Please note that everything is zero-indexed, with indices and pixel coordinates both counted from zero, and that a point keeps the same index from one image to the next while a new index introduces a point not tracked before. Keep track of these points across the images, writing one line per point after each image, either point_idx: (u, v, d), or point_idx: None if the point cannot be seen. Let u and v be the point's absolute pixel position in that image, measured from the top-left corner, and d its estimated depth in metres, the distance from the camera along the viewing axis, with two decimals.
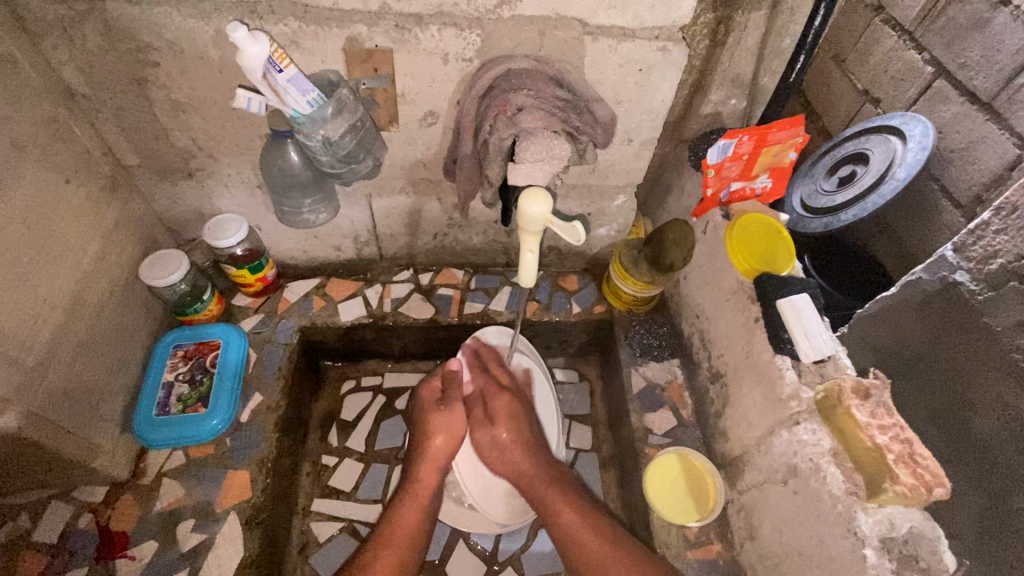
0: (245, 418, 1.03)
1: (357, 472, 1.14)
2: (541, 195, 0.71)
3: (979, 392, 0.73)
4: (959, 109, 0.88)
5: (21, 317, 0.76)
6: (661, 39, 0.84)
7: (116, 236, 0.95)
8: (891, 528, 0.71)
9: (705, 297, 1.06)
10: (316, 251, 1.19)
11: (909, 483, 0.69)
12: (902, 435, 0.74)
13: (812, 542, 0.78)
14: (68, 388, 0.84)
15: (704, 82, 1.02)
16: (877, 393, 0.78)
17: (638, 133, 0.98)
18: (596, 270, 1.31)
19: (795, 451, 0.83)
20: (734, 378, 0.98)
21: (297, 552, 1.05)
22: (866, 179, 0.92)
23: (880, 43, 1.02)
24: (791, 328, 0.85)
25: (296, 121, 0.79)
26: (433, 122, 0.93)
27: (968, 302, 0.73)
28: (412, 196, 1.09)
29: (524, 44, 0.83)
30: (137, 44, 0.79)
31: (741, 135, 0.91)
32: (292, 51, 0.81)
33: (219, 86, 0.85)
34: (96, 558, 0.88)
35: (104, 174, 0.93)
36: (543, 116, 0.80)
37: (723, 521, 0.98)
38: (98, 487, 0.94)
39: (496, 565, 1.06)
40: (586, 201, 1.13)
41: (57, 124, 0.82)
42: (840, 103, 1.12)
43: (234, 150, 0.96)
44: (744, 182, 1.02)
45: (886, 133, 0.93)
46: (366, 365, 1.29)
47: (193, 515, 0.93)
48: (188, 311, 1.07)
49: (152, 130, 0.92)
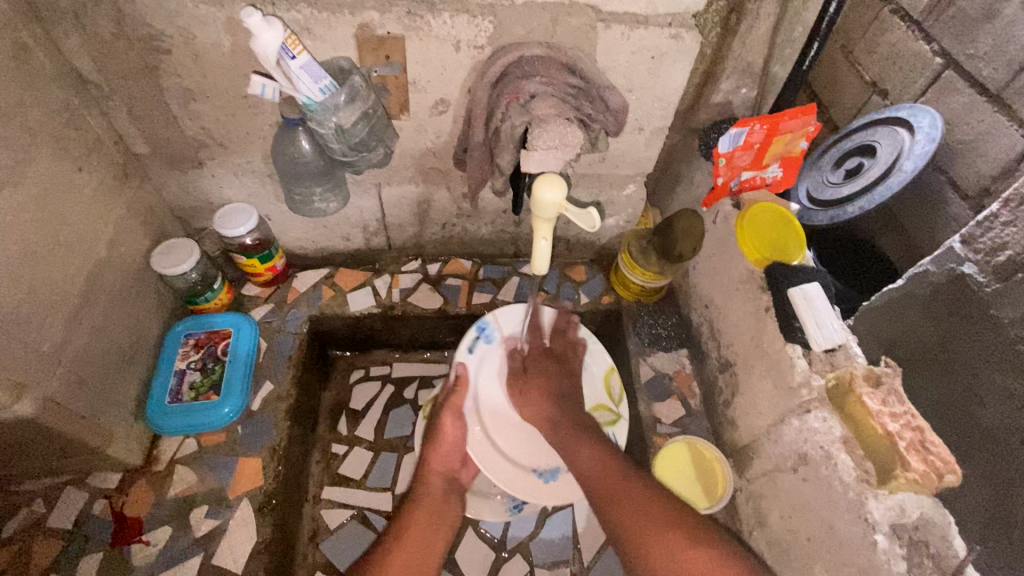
0: (255, 407, 1.03)
1: (366, 460, 1.14)
2: (553, 181, 0.70)
3: (984, 383, 0.73)
4: (968, 99, 0.88)
5: (37, 305, 0.76)
6: (673, 27, 0.84)
7: (127, 225, 0.96)
8: (901, 514, 0.71)
9: (714, 287, 1.07)
10: (325, 241, 1.20)
11: (921, 469, 0.69)
12: (914, 423, 0.74)
13: (822, 529, 0.78)
14: (83, 375, 0.85)
15: (715, 71, 1.01)
16: (889, 380, 0.78)
17: (649, 122, 0.98)
18: (604, 260, 1.31)
19: (806, 439, 0.83)
20: (743, 367, 0.98)
21: (308, 538, 1.06)
22: (873, 171, 0.92)
23: (889, 33, 1.01)
24: (802, 317, 0.84)
25: (308, 109, 0.79)
26: (443, 110, 0.93)
27: (977, 293, 0.73)
28: (421, 185, 1.09)
29: (536, 32, 0.83)
30: (149, 31, 0.79)
31: (753, 123, 0.91)
32: (303, 38, 0.81)
33: (231, 74, 0.86)
34: (111, 544, 0.89)
35: (115, 162, 0.93)
36: (555, 103, 0.79)
37: (731, 510, 0.98)
38: (112, 474, 0.95)
39: (505, 553, 1.07)
40: (596, 190, 1.13)
41: (69, 111, 0.82)
42: (848, 93, 1.11)
43: (244, 138, 0.96)
44: (755, 171, 1.01)
45: (893, 126, 0.92)
46: (374, 355, 1.29)
47: (206, 501, 0.94)
48: (199, 299, 1.07)
49: (163, 118, 0.92)
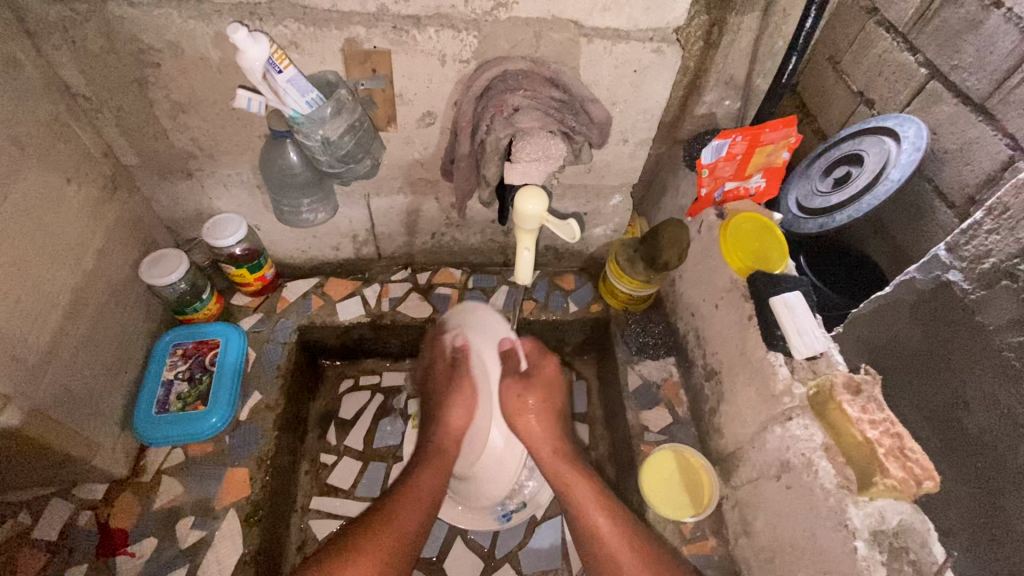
0: (244, 417, 1.04)
1: (355, 470, 1.14)
2: (535, 193, 0.72)
3: (972, 389, 0.73)
4: (953, 109, 0.89)
5: (23, 316, 0.76)
6: (655, 41, 0.85)
7: (115, 236, 0.96)
8: (881, 521, 0.72)
9: (700, 296, 1.08)
10: (315, 251, 1.20)
11: (898, 475, 0.70)
12: (893, 430, 0.75)
13: (805, 535, 0.79)
14: (68, 385, 0.85)
15: (699, 83, 1.03)
16: (868, 389, 0.79)
17: (633, 134, 0.99)
18: (593, 269, 1.32)
19: (787, 446, 0.84)
20: (728, 376, 0.99)
21: (296, 549, 1.06)
22: (860, 180, 0.93)
23: (874, 44, 1.02)
24: (784, 324, 0.86)
25: (294, 121, 0.81)
26: (430, 122, 0.95)
27: (962, 300, 0.73)
28: (410, 196, 1.10)
29: (520, 45, 0.84)
30: (138, 45, 0.80)
31: (734, 134, 0.92)
32: (290, 52, 0.82)
33: (219, 87, 0.87)
34: (96, 555, 0.89)
35: (104, 173, 0.93)
36: (538, 116, 0.81)
37: (718, 517, 0.99)
38: (98, 485, 0.95)
39: (493, 563, 1.07)
40: (582, 200, 1.14)
41: (57, 123, 0.83)
42: (834, 103, 1.13)
43: (233, 149, 0.97)
44: (738, 181, 1.03)
45: (879, 135, 0.94)
46: (364, 364, 1.30)
47: (193, 512, 0.94)
48: (188, 310, 1.07)
49: (153, 130, 0.93)
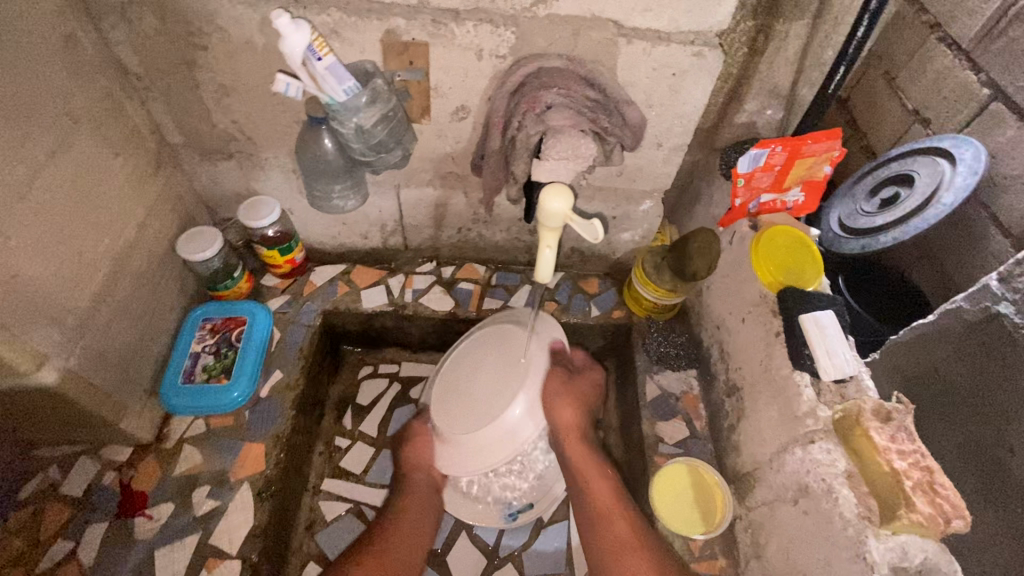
0: (264, 393, 1.06)
1: (367, 457, 1.16)
2: (561, 191, 0.72)
3: (1016, 431, 0.69)
4: (1016, 133, 0.84)
5: (64, 280, 0.80)
6: (696, 45, 0.84)
7: (157, 211, 1.00)
8: (903, 557, 0.68)
9: (726, 310, 1.05)
10: (344, 238, 1.22)
11: (926, 511, 0.67)
12: (923, 463, 0.71)
13: (818, 563, 0.76)
14: (103, 350, 0.88)
15: (740, 92, 1.00)
16: (900, 416, 0.75)
17: (668, 138, 0.98)
18: (619, 274, 1.31)
19: (807, 470, 0.81)
20: (749, 393, 0.96)
21: (305, 528, 1.07)
22: (911, 202, 0.88)
23: (933, 60, 0.98)
24: (813, 344, 0.82)
25: (331, 108, 0.82)
26: (463, 116, 0.95)
27: (1012, 334, 0.69)
28: (439, 189, 1.10)
29: (557, 43, 0.84)
30: (188, 28, 0.83)
31: (773, 144, 0.90)
32: (331, 40, 0.83)
33: (262, 71, 0.89)
34: (117, 515, 0.92)
35: (150, 150, 0.97)
36: (570, 115, 0.81)
37: (729, 537, 0.96)
38: (123, 448, 0.99)
39: (497, 561, 1.07)
40: (612, 204, 1.13)
41: (110, 99, 0.87)
42: (886, 120, 1.08)
43: (272, 134, 1.00)
44: (774, 194, 0.99)
45: (933, 156, 0.89)
46: (384, 353, 1.31)
47: (209, 482, 0.97)
48: (219, 286, 1.11)
49: (198, 111, 0.96)
